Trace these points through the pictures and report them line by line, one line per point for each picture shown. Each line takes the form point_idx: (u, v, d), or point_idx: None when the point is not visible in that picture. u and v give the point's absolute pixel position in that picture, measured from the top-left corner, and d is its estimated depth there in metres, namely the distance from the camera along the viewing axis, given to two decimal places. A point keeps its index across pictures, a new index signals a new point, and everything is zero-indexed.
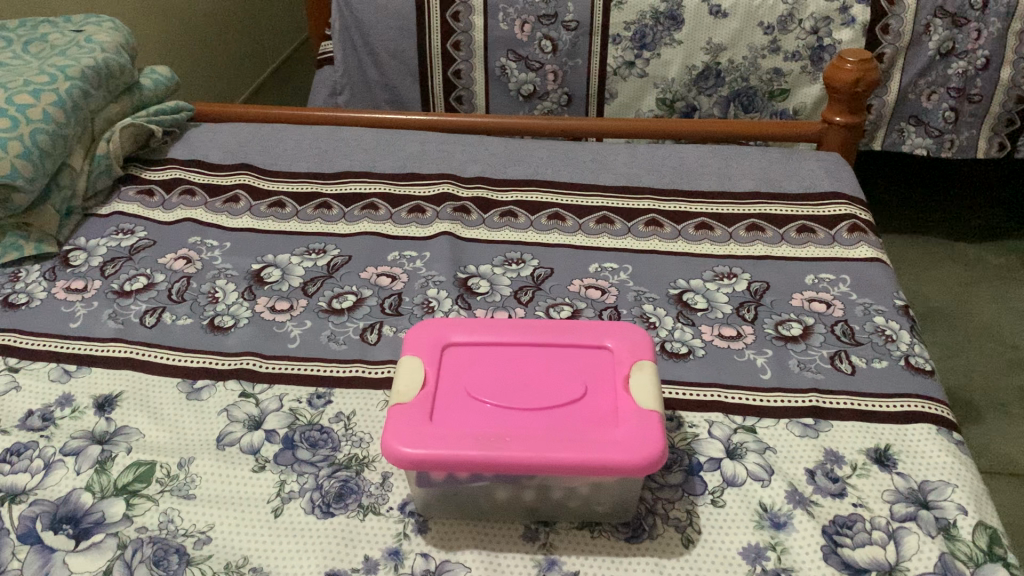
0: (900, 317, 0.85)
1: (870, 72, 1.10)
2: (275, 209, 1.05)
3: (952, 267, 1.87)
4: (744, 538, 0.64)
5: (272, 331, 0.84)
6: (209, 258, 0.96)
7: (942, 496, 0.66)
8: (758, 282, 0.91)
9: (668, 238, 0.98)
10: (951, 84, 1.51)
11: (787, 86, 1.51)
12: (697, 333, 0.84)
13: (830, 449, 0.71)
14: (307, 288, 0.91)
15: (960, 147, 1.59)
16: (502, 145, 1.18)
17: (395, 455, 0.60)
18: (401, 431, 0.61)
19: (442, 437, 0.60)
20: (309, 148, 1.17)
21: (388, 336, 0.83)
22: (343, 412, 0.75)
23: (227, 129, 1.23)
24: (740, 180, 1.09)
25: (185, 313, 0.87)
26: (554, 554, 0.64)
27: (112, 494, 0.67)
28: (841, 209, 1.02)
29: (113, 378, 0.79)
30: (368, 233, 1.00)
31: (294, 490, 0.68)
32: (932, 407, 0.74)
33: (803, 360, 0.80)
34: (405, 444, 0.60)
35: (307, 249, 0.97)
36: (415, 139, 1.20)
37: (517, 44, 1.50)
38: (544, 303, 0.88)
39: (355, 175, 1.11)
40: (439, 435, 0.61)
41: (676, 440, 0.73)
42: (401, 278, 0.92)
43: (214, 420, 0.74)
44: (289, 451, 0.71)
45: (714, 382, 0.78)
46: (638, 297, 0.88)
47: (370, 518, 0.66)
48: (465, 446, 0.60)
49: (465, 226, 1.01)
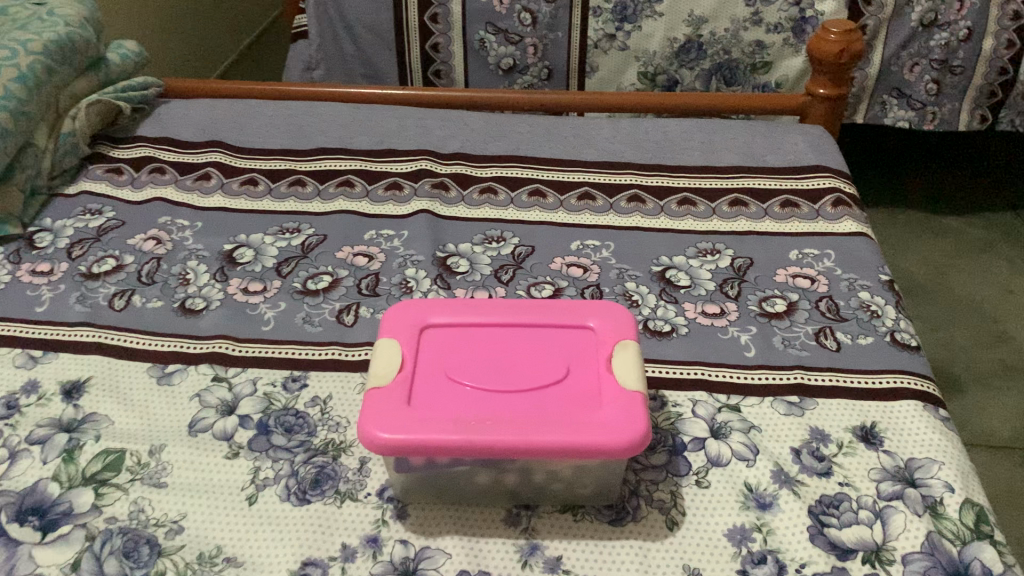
0: (886, 292, 0.84)
1: (855, 43, 1.08)
2: (249, 187, 1.01)
3: (934, 240, 1.87)
4: (729, 520, 0.63)
5: (246, 313, 0.82)
6: (180, 237, 0.93)
7: (929, 474, 0.65)
8: (742, 258, 0.89)
9: (651, 214, 0.96)
10: (934, 56, 1.50)
11: (770, 59, 1.49)
12: (680, 311, 0.82)
13: (815, 428, 0.70)
14: (281, 268, 0.88)
15: (942, 119, 1.58)
16: (482, 120, 1.15)
17: (372, 439, 0.58)
18: (378, 415, 0.59)
19: (421, 421, 0.59)
20: (283, 124, 1.14)
21: (366, 318, 0.81)
22: (318, 396, 0.73)
23: (199, 105, 1.19)
24: (723, 154, 1.07)
25: (156, 295, 0.84)
26: (537, 538, 0.62)
27: (81, 484, 0.65)
28: (826, 182, 1.00)
29: (81, 363, 0.76)
30: (344, 212, 0.97)
31: (269, 477, 0.66)
32: (920, 383, 0.73)
33: (788, 337, 0.79)
34: (382, 428, 0.58)
35: (281, 228, 0.94)
36: (392, 114, 1.17)
37: (495, 17, 1.47)
38: (525, 282, 0.86)
39: (328, 151, 1.08)
40: (418, 419, 0.59)
41: (660, 420, 0.71)
42: (379, 258, 0.89)
43: (187, 405, 0.72)
44: (264, 436, 0.69)
45: (700, 361, 0.76)
46: (621, 275, 0.87)
47: (347, 505, 0.64)
48: (444, 428, 0.58)
49: (443, 204, 0.98)
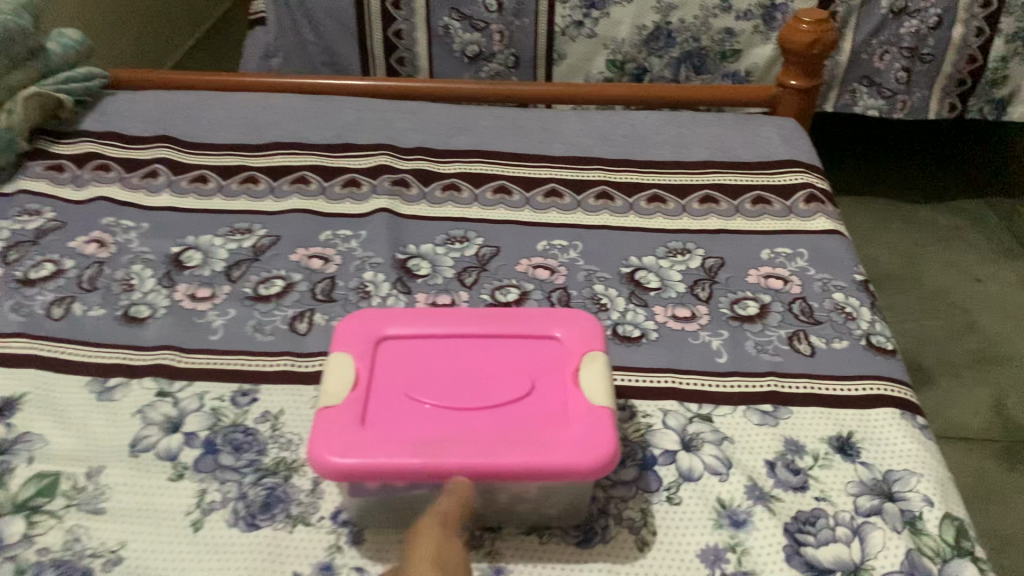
0: (861, 293, 0.81)
1: (826, 33, 1.05)
2: (198, 185, 0.96)
3: (904, 229, 1.86)
4: (702, 539, 0.60)
5: (193, 321, 0.77)
6: (125, 240, 0.88)
7: (908, 487, 0.63)
8: (713, 258, 0.86)
9: (620, 212, 0.93)
10: (904, 44, 1.47)
11: (739, 47, 1.46)
12: (650, 314, 0.79)
13: (790, 438, 0.67)
14: (231, 273, 0.83)
15: (912, 108, 1.57)
16: (445, 113, 1.11)
17: (323, 464, 0.54)
18: (330, 438, 0.56)
19: (376, 444, 0.55)
20: (236, 118, 1.09)
21: (321, 325, 0.77)
22: (269, 411, 0.69)
23: (147, 97, 1.13)
24: (693, 148, 1.04)
25: (97, 302, 0.80)
26: (500, 563, 0.59)
27: (11, 512, 0.61)
28: (798, 177, 0.97)
29: (14, 378, 0.71)
30: (299, 211, 0.92)
31: (216, 501, 0.62)
32: (897, 389, 0.71)
33: (760, 342, 0.76)
34: (334, 453, 0.55)
35: (231, 229, 0.89)
36: (350, 106, 1.12)
37: (460, 3, 1.43)
38: (489, 286, 0.82)
39: (283, 146, 1.03)
40: (372, 442, 0.56)
41: (629, 432, 0.68)
42: (335, 260, 0.85)
43: (129, 422, 0.68)
44: (211, 456, 0.65)
45: (671, 368, 0.73)
46: (589, 277, 0.83)
47: (299, 530, 0.60)
48: (400, 452, 0.55)
49: (404, 202, 0.94)
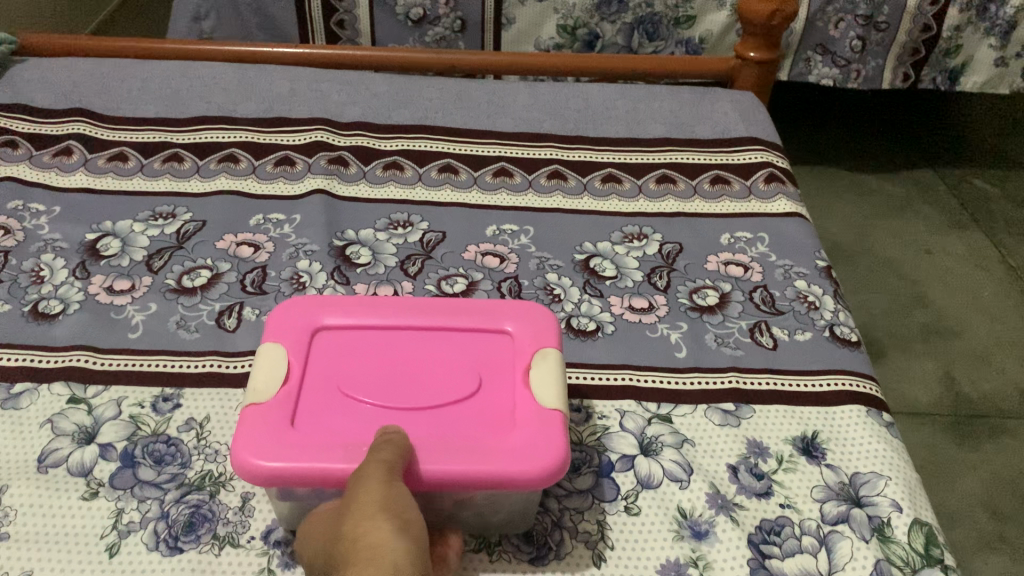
0: (823, 280, 0.78)
1: (788, 4, 1.01)
2: (117, 163, 0.89)
3: (856, 199, 1.85)
4: (662, 553, 0.56)
5: (110, 318, 0.71)
6: (34, 225, 0.80)
7: (875, 491, 0.60)
8: (671, 243, 0.82)
9: (573, 193, 0.88)
10: (858, 11, 1.44)
11: (694, 13, 1.40)
12: (606, 306, 0.75)
13: (753, 440, 0.63)
14: (153, 262, 0.77)
15: (866, 77, 1.54)
16: (386, 85, 1.05)
17: (246, 466, 0.49)
18: (253, 439, 0.50)
19: (304, 447, 0.50)
20: (159, 89, 1.01)
21: (251, 321, 0.71)
22: (194, 419, 0.63)
23: (60, 65, 1.04)
24: (648, 124, 0.99)
25: (2, 297, 0.73)
26: None
27: None
28: (757, 157, 0.94)
29: None
30: (228, 193, 0.86)
31: (134, 521, 0.57)
32: (862, 385, 0.68)
33: (721, 334, 0.72)
34: (257, 455, 0.49)
35: (153, 213, 0.82)
36: (284, 76, 1.05)
37: None
38: (435, 275, 0.77)
39: (211, 121, 0.96)
40: (300, 444, 0.50)
41: (584, 435, 0.64)
42: (267, 247, 0.79)
43: (36, 434, 0.61)
44: (129, 470, 0.60)
45: (629, 365, 0.69)
46: (541, 265, 0.79)
47: (226, 553, 0.55)
48: (333, 454, 0.50)
49: (342, 181, 0.88)
